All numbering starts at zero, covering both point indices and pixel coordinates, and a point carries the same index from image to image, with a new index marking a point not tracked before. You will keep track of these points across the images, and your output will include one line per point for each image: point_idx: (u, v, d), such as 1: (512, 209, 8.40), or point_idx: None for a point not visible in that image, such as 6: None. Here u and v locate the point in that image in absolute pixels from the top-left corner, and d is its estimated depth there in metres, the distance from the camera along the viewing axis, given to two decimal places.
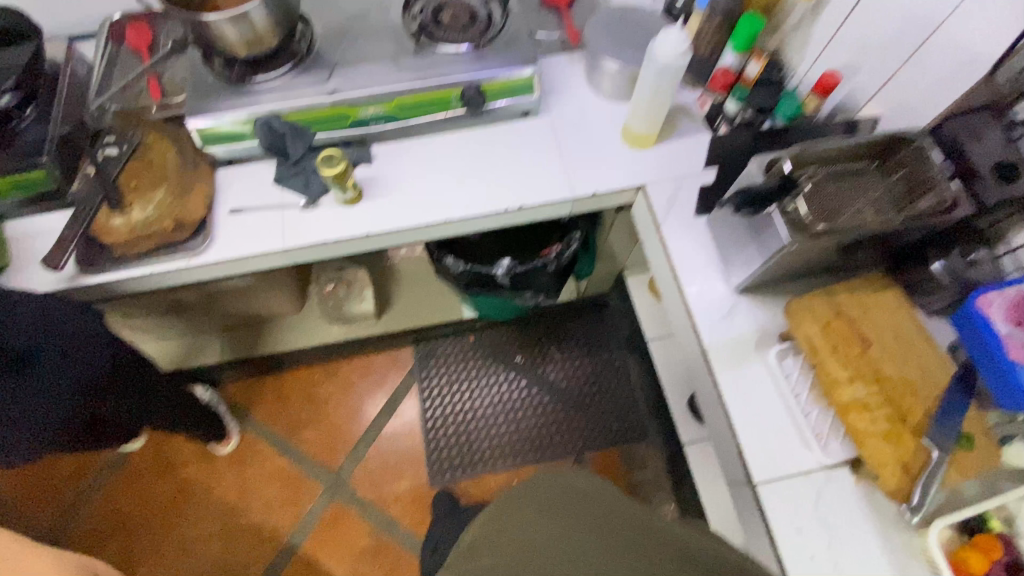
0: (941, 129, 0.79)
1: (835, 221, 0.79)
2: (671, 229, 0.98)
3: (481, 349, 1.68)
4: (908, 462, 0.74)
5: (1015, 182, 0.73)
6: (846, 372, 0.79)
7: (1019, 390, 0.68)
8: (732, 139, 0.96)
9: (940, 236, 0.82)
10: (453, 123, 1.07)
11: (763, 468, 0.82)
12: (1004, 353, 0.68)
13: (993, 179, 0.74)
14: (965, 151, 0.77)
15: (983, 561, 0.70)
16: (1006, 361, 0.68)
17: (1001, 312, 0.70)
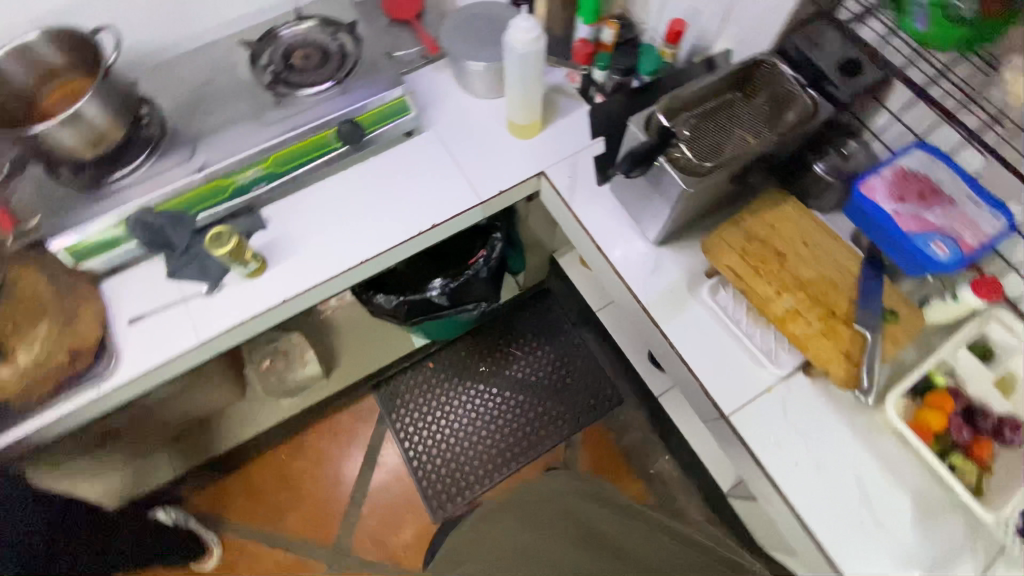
0: (786, 46, 0.87)
1: (717, 158, 0.85)
2: (581, 205, 1.01)
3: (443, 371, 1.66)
4: (849, 349, 0.82)
5: (858, 76, 0.82)
6: (773, 288, 0.86)
7: (917, 254, 0.78)
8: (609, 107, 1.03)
9: (813, 142, 0.90)
10: (337, 163, 1.03)
11: (731, 395, 0.87)
12: (896, 227, 0.79)
13: (841, 79, 0.83)
14: (811, 60, 0.85)
15: (941, 416, 0.79)
16: (899, 233, 0.79)
17: (884, 194, 0.81)
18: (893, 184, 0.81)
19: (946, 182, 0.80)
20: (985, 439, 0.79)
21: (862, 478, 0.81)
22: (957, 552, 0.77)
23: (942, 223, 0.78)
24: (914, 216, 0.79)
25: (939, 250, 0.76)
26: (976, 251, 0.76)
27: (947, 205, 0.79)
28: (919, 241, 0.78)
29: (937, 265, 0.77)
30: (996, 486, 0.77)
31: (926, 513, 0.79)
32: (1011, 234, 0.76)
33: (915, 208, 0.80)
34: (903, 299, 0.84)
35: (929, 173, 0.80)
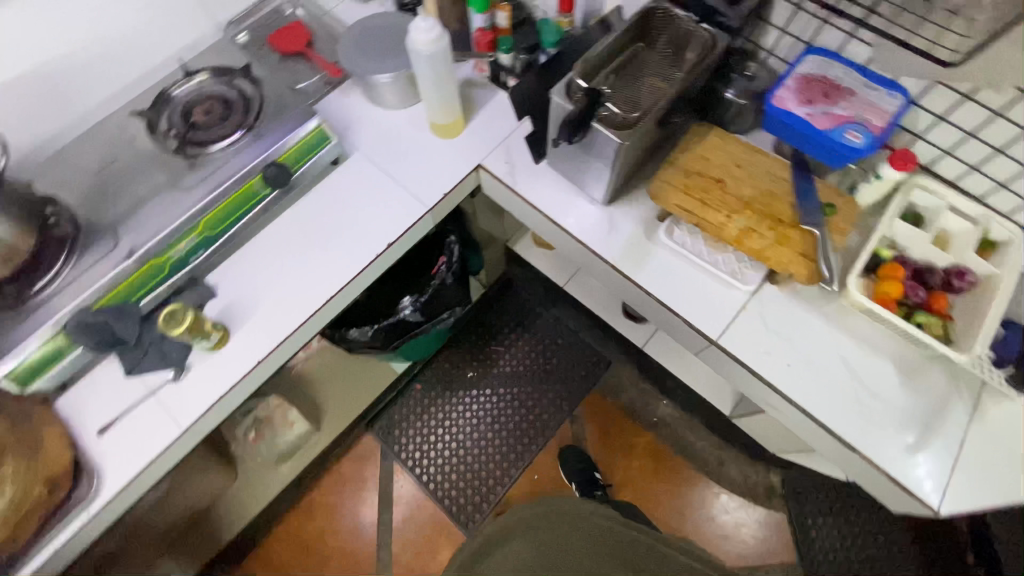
0: None
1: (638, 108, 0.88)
2: (526, 187, 1.03)
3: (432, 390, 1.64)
4: (804, 248, 0.87)
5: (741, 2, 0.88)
6: (722, 214, 0.91)
7: (838, 147, 0.85)
8: (525, 88, 1.05)
9: (719, 72, 0.95)
10: (272, 211, 1.00)
11: (714, 323, 0.92)
12: (812, 127, 0.85)
13: (728, 9, 0.89)
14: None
15: (898, 283, 0.87)
16: (818, 133, 0.85)
17: (794, 101, 0.87)
18: (799, 90, 0.87)
19: (843, 77, 0.87)
20: (937, 293, 0.88)
21: (847, 360, 0.88)
22: (944, 398, 0.85)
23: (850, 114, 0.85)
24: (825, 114, 0.86)
25: (856, 138, 0.83)
26: (885, 131, 0.83)
27: (849, 97, 0.86)
28: (837, 134, 0.84)
29: (857, 152, 0.83)
30: (959, 330, 0.85)
31: (909, 372, 0.87)
32: (908, 108, 0.84)
33: (824, 106, 0.86)
34: (836, 191, 0.92)
35: (826, 74, 0.88)
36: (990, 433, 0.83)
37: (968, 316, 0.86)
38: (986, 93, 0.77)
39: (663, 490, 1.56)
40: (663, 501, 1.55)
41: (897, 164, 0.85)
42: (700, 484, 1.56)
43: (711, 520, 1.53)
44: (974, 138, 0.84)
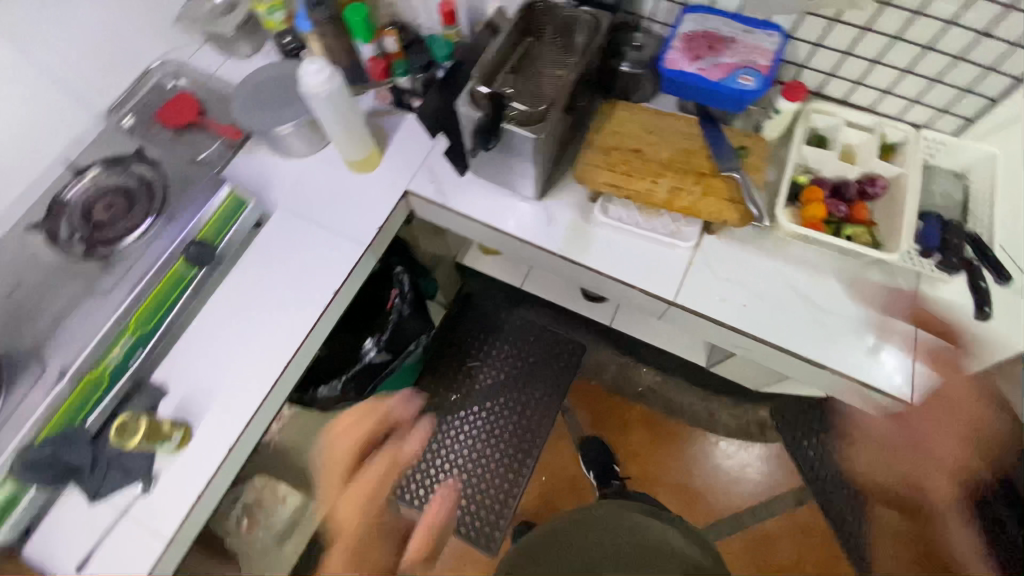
0: None
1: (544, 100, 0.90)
2: (458, 201, 1.03)
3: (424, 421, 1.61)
4: (730, 194, 0.91)
5: None
6: (648, 181, 0.94)
7: (735, 94, 0.89)
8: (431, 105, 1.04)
9: (610, 48, 0.98)
10: (205, 290, 0.95)
11: (668, 285, 0.95)
12: (707, 80, 0.89)
13: None
14: None
15: (821, 205, 0.92)
16: (715, 85, 0.89)
17: (685, 60, 0.91)
18: (686, 49, 0.91)
19: (721, 28, 0.92)
20: (856, 203, 0.94)
21: (796, 285, 0.93)
22: (889, 297, 0.91)
23: (737, 60, 0.90)
24: (715, 65, 0.90)
25: (748, 81, 0.87)
26: (771, 68, 0.88)
27: (732, 45, 0.91)
28: (731, 81, 0.88)
29: (753, 93, 0.88)
30: (884, 232, 0.91)
31: (852, 281, 0.92)
32: (786, 43, 0.90)
33: (712, 58, 0.90)
34: (745, 133, 0.96)
35: (705, 29, 0.92)
36: (935, 318, 0.89)
37: (889, 217, 0.92)
38: (851, 13, 0.84)
39: (665, 454, 1.60)
40: (667, 465, 1.59)
41: (791, 95, 0.91)
42: (698, 439, 1.60)
43: (716, 469, 1.57)
44: (851, 56, 0.90)
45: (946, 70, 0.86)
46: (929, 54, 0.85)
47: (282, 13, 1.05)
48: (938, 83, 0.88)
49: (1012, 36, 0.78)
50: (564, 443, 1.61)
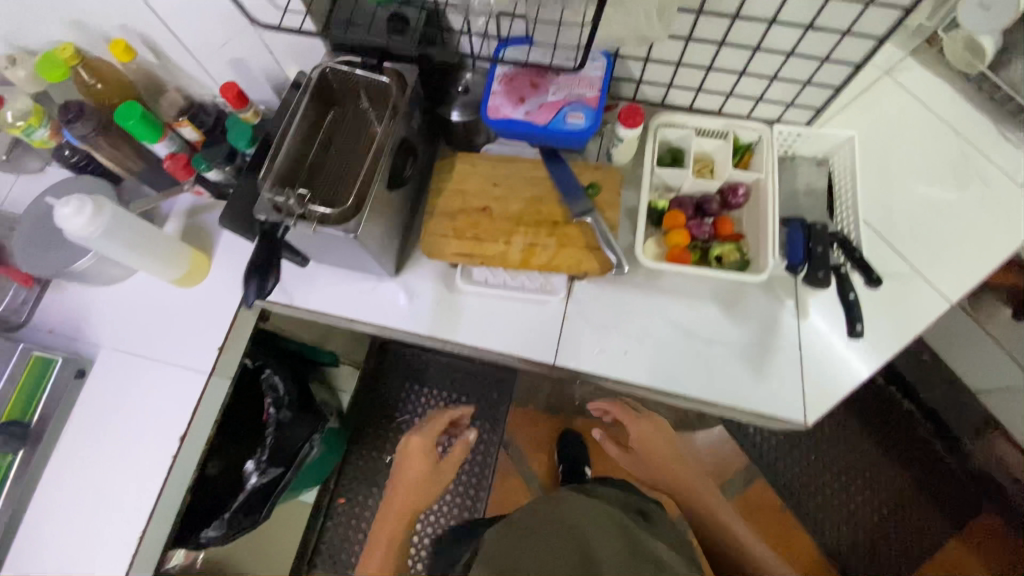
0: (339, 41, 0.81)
1: (355, 188, 0.76)
2: (307, 298, 0.92)
3: None
4: (586, 241, 0.85)
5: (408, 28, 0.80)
6: (500, 242, 0.86)
7: (565, 134, 0.81)
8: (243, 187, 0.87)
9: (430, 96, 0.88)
10: (32, 470, 0.85)
11: (546, 347, 0.88)
12: (535, 126, 0.81)
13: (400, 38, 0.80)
14: (364, 42, 0.80)
15: (682, 231, 0.86)
16: (541, 128, 0.81)
17: (508, 104, 0.81)
18: (508, 91, 0.82)
19: (541, 60, 0.82)
20: (719, 219, 0.89)
21: (675, 318, 0.87)
22: (769, 312, 0.87)
23: (562, 97, 0.81)
24: (541, 106, 0.81)
25: (577, 120, 0.80)
26: (599, 100, 0.81)
27: (555, 79, 0.82)
28: (559, 123, 0.81)
29: (584, 133, 0.81)
30: (752, 246, 0.86)
31: (731, 302, 0.88)
32: (612, 67, 0.82)
33: (536, 98, 0.82)
34: (593, 166, 0.89)
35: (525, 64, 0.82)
36: (819, 325, 0.86)
37: (754, 228, 0.87)
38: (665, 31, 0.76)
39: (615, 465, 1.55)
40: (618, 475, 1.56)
41: (628, 121, 0.83)
42: None
43: None
44: (684, 66, 0.83)
45: (781, 67, 0.79)
46: (759, 55, 0.77)
47: (45, 129, 0.86)
48: (777, 80, 0.82)
49: (838, 27, 0.71)
50: (512, 479, 1.55)
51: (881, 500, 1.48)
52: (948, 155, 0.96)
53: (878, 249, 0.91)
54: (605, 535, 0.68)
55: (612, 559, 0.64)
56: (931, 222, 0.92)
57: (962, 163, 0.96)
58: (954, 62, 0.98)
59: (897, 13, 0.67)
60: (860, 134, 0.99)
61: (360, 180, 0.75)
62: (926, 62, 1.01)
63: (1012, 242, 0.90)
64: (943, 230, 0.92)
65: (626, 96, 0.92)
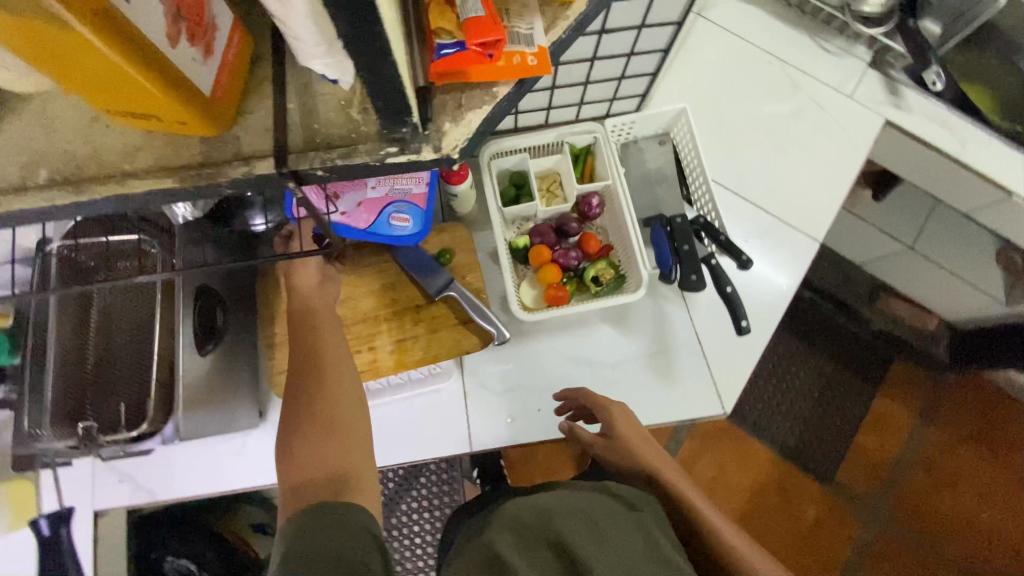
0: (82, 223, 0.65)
1: (149, 387, 0.63)
2: (169, 487, 0.76)
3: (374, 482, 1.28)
4: (456, 317, 0.77)
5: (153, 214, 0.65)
6: (363, 351, 0.75)
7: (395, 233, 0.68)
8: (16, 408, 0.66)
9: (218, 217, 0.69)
10: None
11: (459, 438, 0.79)
12: (354, 231, 0.66)
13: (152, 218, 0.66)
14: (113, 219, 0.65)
15: (549, 267, 0.80)
16: (362, 232, 0.67)
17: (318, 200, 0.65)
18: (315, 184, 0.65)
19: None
20: (583, 236, 0.83)
21: (574, 355, 0.82)
22: (662, 313, 0.83)
23: (385, 192, 0.68)
24: (360, 204, 0.67)
25: (403, 221, 0.67)
26: (428, 196, 0.69)
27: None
28: (383, 226, 0.67)
29: (412, 237, 0.69)
30: (624, 256, 0.82)
31: (625, 317, 0.83)
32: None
33: (353, 194, 0.67)
34: (436, 230, 0.79)
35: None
36: (708, 313, 0.83)
37: (620, 237, 0.82)
38: None
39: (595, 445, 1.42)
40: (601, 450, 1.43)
41: (452, 178, 0.74)
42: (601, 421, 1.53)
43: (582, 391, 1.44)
44: None
45: (589, 72, 0.72)
46: (563, 68, 0.69)
47: None
48: (591, 83, 0.75)
49: (631, 22, 0.64)
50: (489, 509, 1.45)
51: (811, 386, 1.46)
52: (777, 85, 0.94)
53: (742, 208, 0.89)
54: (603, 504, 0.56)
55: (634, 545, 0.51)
56: (780, 162, 0.91)
57: (792, 91, 0.94)
58: None
59: None
60: (695, 85, 0.93)
61: (154, 369, 0.63)
62: None
63: (856, 159, 0.91)
64: (793, 167, 0.91)
65: None
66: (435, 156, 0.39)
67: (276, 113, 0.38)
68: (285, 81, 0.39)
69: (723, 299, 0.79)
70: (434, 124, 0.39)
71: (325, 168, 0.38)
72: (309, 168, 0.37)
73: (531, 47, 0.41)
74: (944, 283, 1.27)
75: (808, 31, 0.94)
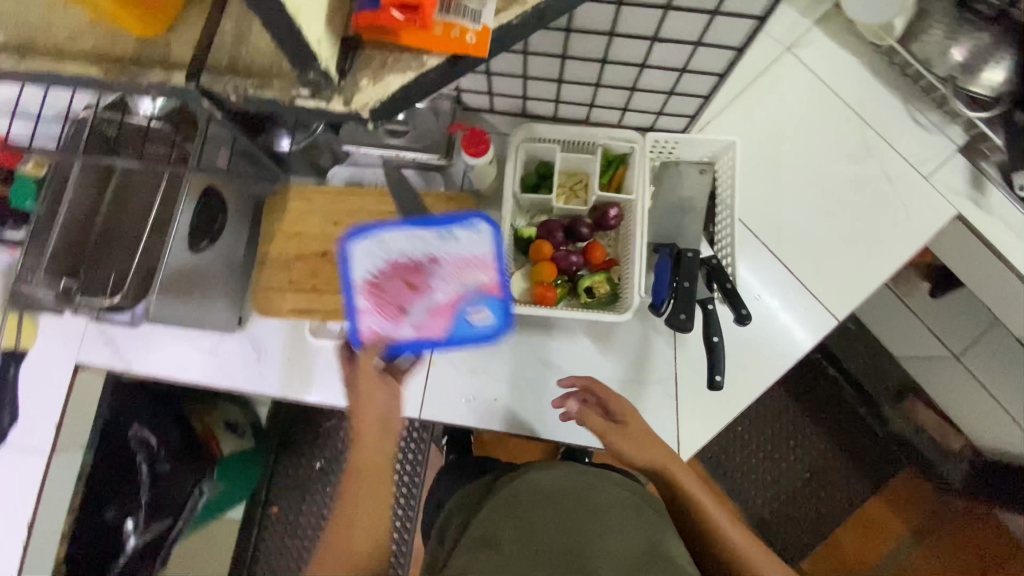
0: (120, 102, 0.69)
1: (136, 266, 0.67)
2: (144, 362, 0.82)
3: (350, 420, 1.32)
4: None
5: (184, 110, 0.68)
6: None
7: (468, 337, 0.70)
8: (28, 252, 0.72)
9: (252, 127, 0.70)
10: None
11: (412, 402, 0.80)
12: (431, 341, 0.67)
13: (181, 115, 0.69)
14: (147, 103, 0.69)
15: (544, 265, 0.78)
16: (437, 341, 0.68)
17: (388, 321, 0.67)
18: (379, 306, 0.66)
19: (407, 250, 0.67)
20: (590, 244, 0.80)
21: (547, 358, 0.80)
22: (647, 344, 0.80)
23: (454, 290, 0.68)
24: (429, 311, 0.67)
25: (481, 316, 0.69)
26: (499, 283, 0.70)
27: (433, 267, 0.67)
28: (456, 328, 0.69)
29: (494, 330, 0.72)
30: (624, 275, 0.79)
31: (609, 336, 0.81)
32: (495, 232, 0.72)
33: (420, 302, 0.67)
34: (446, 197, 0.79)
35: (388, 261, 0.67)
36: (694, 357, 0.79)
37: (626, 255, 0.79)
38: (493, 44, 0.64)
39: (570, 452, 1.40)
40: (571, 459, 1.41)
41: (471, 149, 0.73)
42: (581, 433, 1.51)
43: None
44: (532, 79, 0.72)
45: (637, 78, 0.69)
46: (608, 67, 0.67)
47: None
48: (637, 91, 0.72)
49: (687, 37, 0.60)
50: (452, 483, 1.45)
51: (804, 465, 1.38)
52: (848, 145, 0.86)
53: (769, 264, 0.84)
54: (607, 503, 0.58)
55: (627, 526, 0.55)
56: (825, 226, 0.84)
57: (863, 155, 0.86)
58: (864, 32, 0.85)
59: (749, 22, 0.57)
60: (760, 123, 0.87)
61: (140, 253, 0.66)
62: (833, 32, 0.88)
63: (910, 246, 0.83)
64: (838, 234, 0.84)
65: (485, 107, 0.81)
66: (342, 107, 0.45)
67: (205, 35, 0.46)
68: (226, 6, 0.46)
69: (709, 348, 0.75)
70: (351, 78, 0.45)
71: (240, 95, 0.46)
72: (222, 90, 0.46)
73: (475, 24, 0.44)
74: (980, 404, 1.16)
75: (901, 96, 0.86)
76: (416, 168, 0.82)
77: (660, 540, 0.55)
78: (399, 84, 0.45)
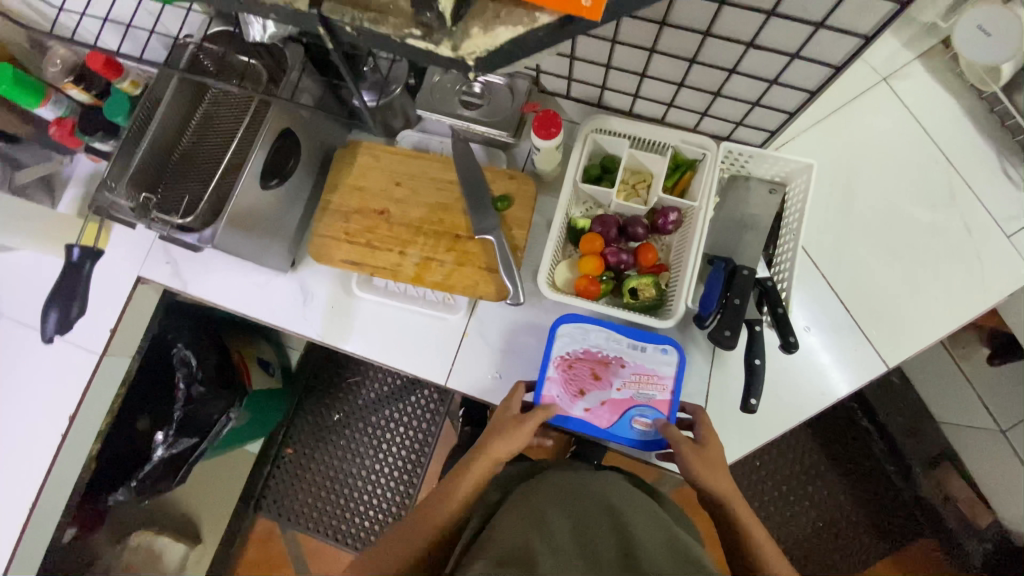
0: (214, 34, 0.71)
1: (209, 192, 0.70)
2: (200, 285, 0.86)
3: (374, 379, 1.35)
4: (487, 261, 0.78)
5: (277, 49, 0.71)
6: (394, 252, 0.79)
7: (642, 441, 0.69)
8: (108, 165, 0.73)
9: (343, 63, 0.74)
10: None
11: (441, 369, 0.81)
12: (596, 428, 0.70)
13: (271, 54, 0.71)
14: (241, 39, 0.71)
15: (595, 258, 0.78)
16: (603, 432, 0.70)
17: (565, 397, 0.71)
18: (566, 381, 0.72)
19: (603, 345, 0.74)
20: (644, 245, 0.79)
21: None
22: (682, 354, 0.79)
23: (629, 394, 0.71)
24: (604, 403, 0.71)
25: (645, 427, 0.70)
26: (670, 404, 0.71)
27: (618, 369, 0.73)
28: (624, 427, 0.70)
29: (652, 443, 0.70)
30: (672, 282, 0.78)
31: None
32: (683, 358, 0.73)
33: (598, 393, 0.71)
34: (507, 175, 0.80)
35: (585, 348, 0.74)
36: (728, 376, 0.77)
37: (678, 262, 0.78)
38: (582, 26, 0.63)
39: None
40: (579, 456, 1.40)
41: (541, 131, 0.73)
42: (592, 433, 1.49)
43: None
44: (614, 69, 0.71)
45: (723, 83, 0.67)
46: (695, 68, 0.66)
47: None
48: (720, 97, 0.70)
49: (785, 48, 0.59)
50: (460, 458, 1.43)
51: (820, 512, 1.33)
52: (931, 188, 0.82)
53: (825, 299, 0.80)
54: (628, 509, 0.58)
55: (655, 535, 0.55)
56: (890, 269, 0.81)
57: (946, 203, 0.82)
58: (968, 71, 0.80)
59: (854, 42, 0.54)
60: (840, 152, 0.84)
61: (216, 183, 0.69)
62: (935, 67, 0.84)
63: (980, 306, 0.79)
64: (902, 278, 0.80)
65: (561, 91, 0.81)
66: (450, 53, 0.46)
67: None
68: None
69: (746, 370, 0.73)
70: (464, 25, 0.45)
71: (356, 28, 0.47)
72: (341, 20, 0.47)
73: None
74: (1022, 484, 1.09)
75: (999, 145, 0.81)
76: (482, 142, 0.84)
77: (692, 553, 0.54)
78: (507, 36, 0.44)
